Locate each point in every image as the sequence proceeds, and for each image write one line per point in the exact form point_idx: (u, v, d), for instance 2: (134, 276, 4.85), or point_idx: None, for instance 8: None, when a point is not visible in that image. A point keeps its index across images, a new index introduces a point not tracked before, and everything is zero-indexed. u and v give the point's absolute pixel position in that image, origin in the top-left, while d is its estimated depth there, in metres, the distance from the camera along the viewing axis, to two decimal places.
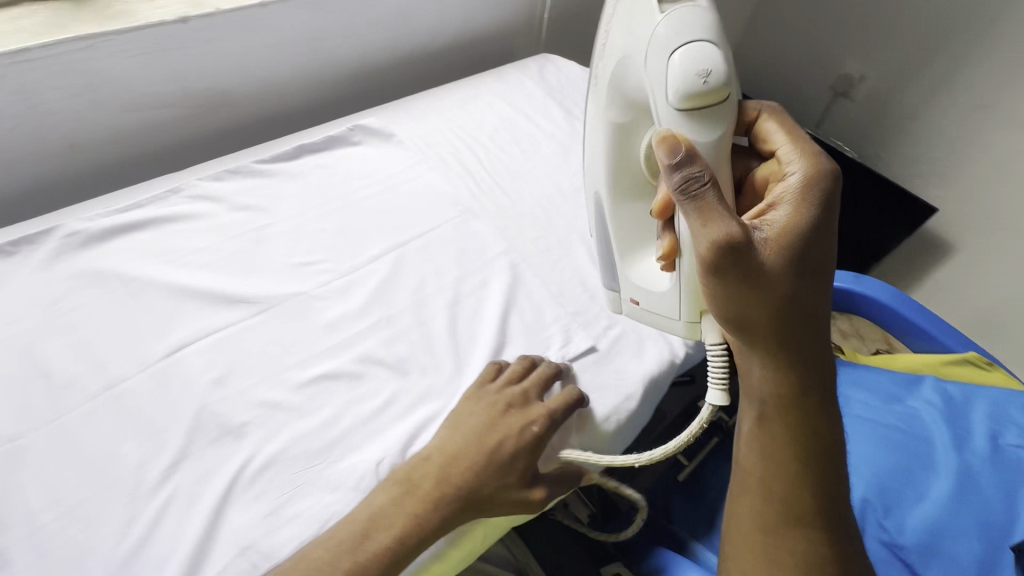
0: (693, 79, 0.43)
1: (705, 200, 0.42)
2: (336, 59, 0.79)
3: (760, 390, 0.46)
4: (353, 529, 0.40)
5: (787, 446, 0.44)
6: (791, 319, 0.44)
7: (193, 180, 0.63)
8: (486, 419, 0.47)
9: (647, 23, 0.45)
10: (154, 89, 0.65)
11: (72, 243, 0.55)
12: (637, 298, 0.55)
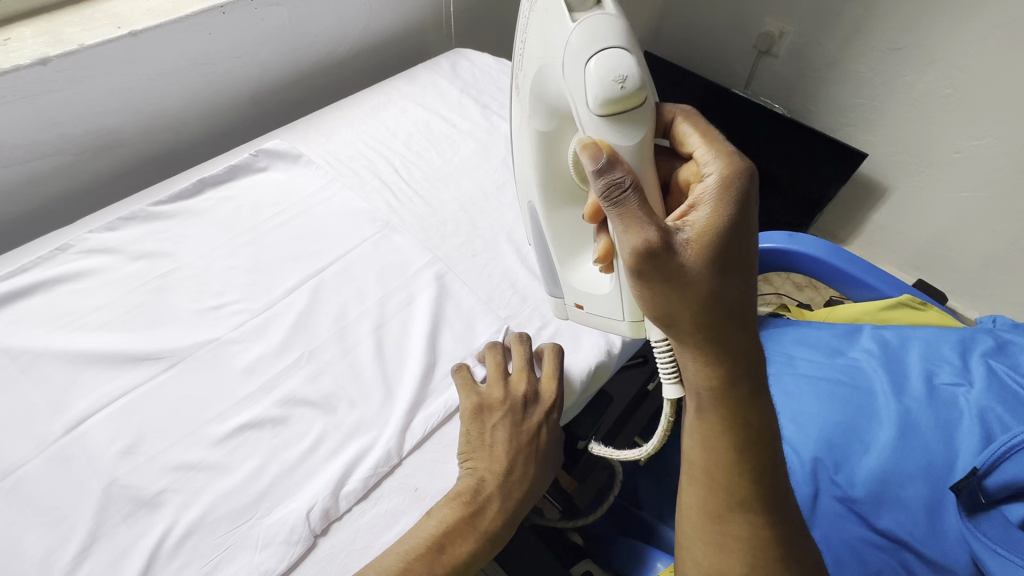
0: (610, 87, 0.41)
1: (630, 207, 0.41)
2: (232, 82, 0.75)
3: (697, 390, 0.45)
4: (429, 544, 0.41)
5: (725, 446, 0.44)
6: (719, 321, 0.43)
7: (84, 232, 0.58)
8: (509, 424, 0.47)
9: (561, 32, 0.43)
10: (24, 140, 0.60)
11: None
12: (580, 303, 0.54)
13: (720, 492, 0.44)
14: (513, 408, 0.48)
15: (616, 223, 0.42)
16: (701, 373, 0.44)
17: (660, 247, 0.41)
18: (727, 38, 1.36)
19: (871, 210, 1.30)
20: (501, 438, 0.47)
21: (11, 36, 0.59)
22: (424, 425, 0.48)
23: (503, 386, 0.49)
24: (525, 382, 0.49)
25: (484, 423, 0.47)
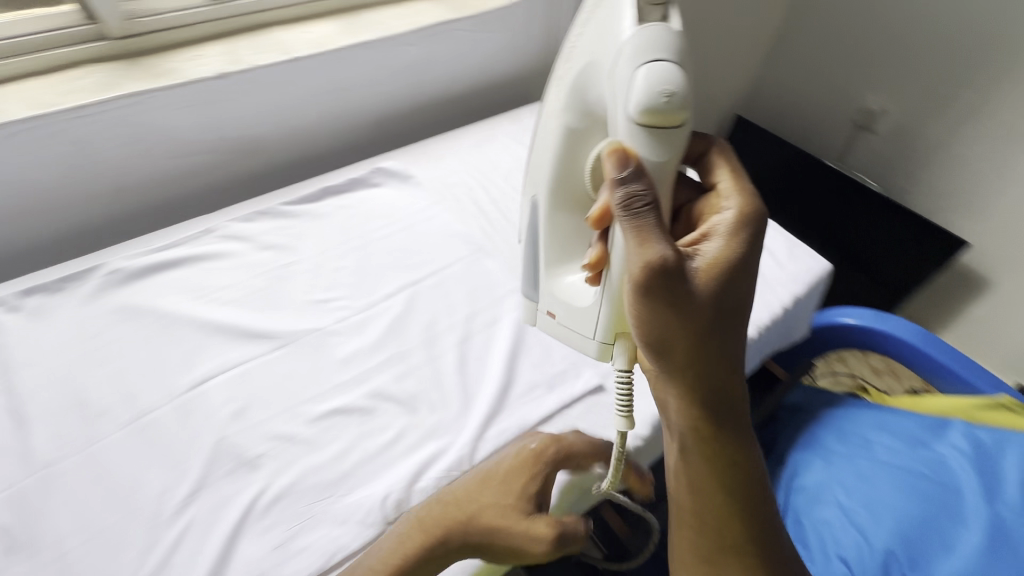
0: (654, 97, 0.38)
1: (647, 224, 0.40)
2: (362, 107, 0.84)
3: (689, 425, 0.45)
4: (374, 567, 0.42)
5: (713, 483, 0.45)
6: (718, 357, 0.43)
7: (226, 221, 0.68)
8: (498, 501, 0.45)
9: (620, 27, 0.41)
10: (193, 137, 0.71)
11: (114, 279, 0.60)
12: (552, 312, 0.52)
13: (708, 533, 0.44)
14: (523, 461, 0.48)
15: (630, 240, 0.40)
16: (694, 408, 0.44)
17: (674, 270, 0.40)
18: (824, 111, 1.36)
19: (970, 302, 1.22)
20: (494, 482, 0.46)
21: (202, 52, 0.71)
22: (496, 438, 0.51)
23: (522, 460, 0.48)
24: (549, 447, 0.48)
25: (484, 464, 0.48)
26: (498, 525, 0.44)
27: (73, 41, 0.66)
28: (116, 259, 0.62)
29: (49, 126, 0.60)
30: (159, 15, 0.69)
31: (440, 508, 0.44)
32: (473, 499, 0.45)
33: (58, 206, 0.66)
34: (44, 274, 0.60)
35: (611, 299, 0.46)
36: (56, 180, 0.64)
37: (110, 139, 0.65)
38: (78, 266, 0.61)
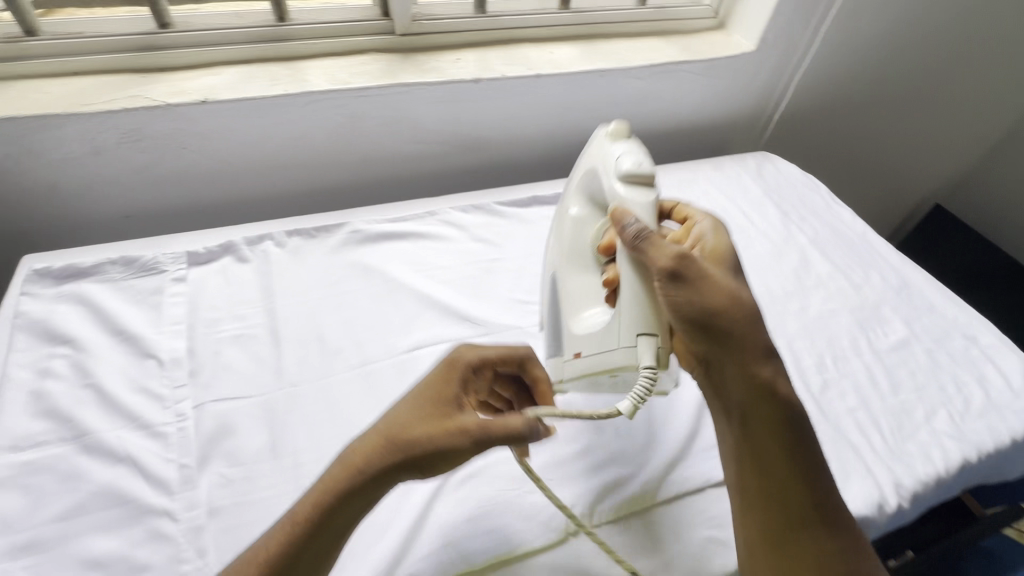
0: (632, 163, 0.52)
1: (637, 232, 0.47)
2: (576, 128, 0.89)
3: (734, 396, 0.44)
4: (315, 503, 0.38)
5: (767, 446, 0.43)
6: (738, 313, 0.44)
7: (448, 207, 0.75)
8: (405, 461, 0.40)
9: (601, 143, 0.58)
10: (434, 128, 0.79)
11: (354, 239, 0.69)
12: (581, 352, 0.50)
13: (777, 507, 0.42)
14: (445, 372, 0.44)
15: (635, 249, 0.46)
16: (735, 373, 0.44)
17: (669, 260, 0.45)
18: None
19: None
20: (425, 393, 0.43)
21: (460, 56, 0.80)
22: (679, 484, 0.50)
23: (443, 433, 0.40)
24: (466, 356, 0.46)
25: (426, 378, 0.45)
26: (422, 434, 0.40)
27: (369, 32, 0.77)
28: (360, 221, 0.71)
29: (339, 99, 0.71)
30: (437, 20, 0.79)
31: (368, 436, 0.40)
32: (402, 414, 0.41)
33: (318, 165, 0.78)
34: (304, 220, 0.70)
35: (632, 306, 0.46)
36: (326, 143, 0.75)
37: (375, 117, 0.75)
38: (330, 219, 0.71)
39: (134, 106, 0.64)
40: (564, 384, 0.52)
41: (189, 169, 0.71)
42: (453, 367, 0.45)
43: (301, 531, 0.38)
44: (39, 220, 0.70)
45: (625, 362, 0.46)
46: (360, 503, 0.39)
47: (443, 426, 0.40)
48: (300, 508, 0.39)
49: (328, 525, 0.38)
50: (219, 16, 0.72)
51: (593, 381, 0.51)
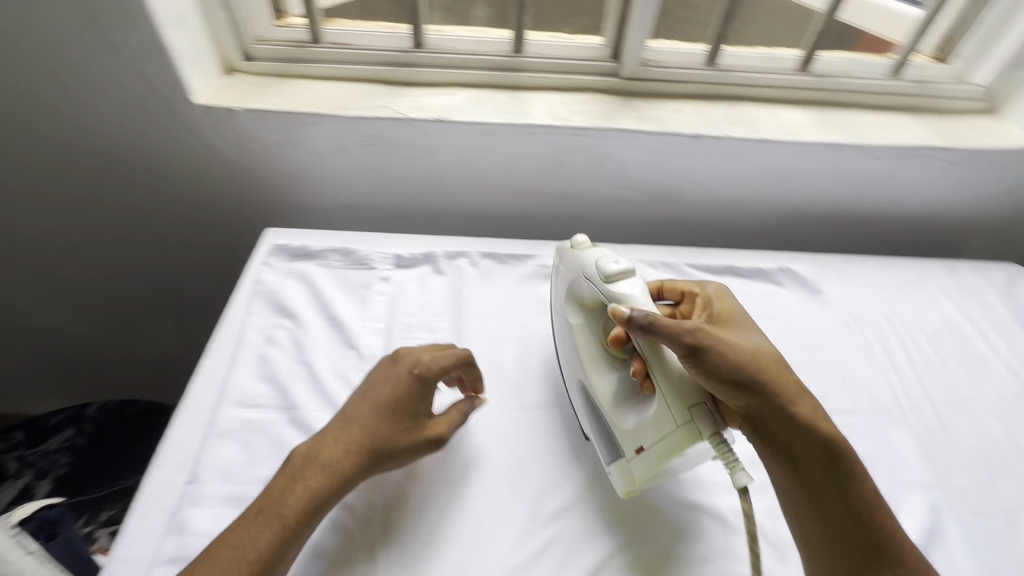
0: (607, 263, 0.53)
1: (643, 317, 0.47)
2: (785, 198, 0.82)
3: (780, 443, 0.47)
4: (297, 503, 0.44)
5: (816, 485, 0.47)
6: (762, 360, 0.49)
7: (636, 259, 0.73)
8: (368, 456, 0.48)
9: (570, 254, 0.59)
10: (637, 176, 0.78)
11: (541, 273, 0.70)
12: (643, 445, 0.48)
13: (832, 545, 0.45)
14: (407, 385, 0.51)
15: (643, 330, 0.47)
16: (771, 417, 0.47)
17: (684, 332, 0.46)
18: None
19: None
20: (393, 404, 0.50)
21: (681, 107, 0.77)
22: None
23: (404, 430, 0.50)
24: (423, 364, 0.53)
25: (368, 387, 0.52)
26: (382, 436, 0.49)
27: (593, 71, 0.78)
28: (549, 256, 0.72)
29: (556, 134, 0.73)
30: (663, 67, 0.77)
31: (332, 442, 0.48)
32: (368, 425, 0.49)
33: (518, 192, 0.80)
34: (499, 243, 0.72)
35: (669, 389, 0.47)
36: (531, 173, 0.77)
37: (584, 157, 0.76)
38: (521, 248, 0.72)
39: (381, 116, 0.70)
40: (634, 484, 0.49)
41: (408, 176, 0.77)
42: (417, 381, 0.52)
43: (285, 527, 0.43)
44: (280, 199, 0.80)
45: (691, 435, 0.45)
46: (336, 493, 0.46)
47: (400, 428, 0.50)
48: (279, 508, 0.44)
49: (306, 521, 0.44)
50: (460, 41, 0.77)
51: (660, 473, 0.49)
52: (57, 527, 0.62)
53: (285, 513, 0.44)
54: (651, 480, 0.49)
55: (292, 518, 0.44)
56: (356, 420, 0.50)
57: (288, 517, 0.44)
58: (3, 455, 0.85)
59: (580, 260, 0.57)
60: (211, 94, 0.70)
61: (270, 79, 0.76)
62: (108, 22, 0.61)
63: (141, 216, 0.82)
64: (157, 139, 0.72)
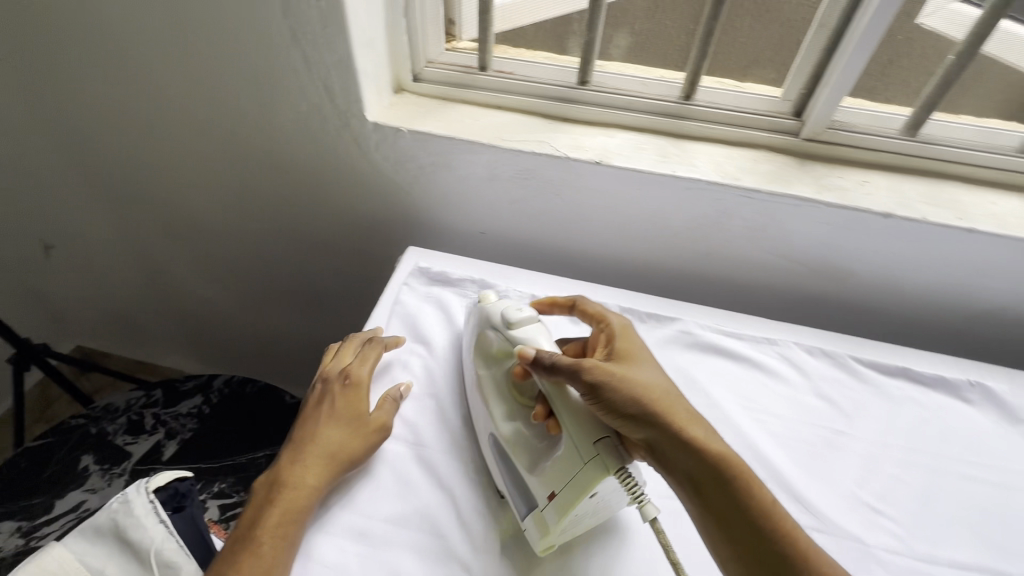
0: (513, 311, 0.55)
1: (549, 358, 0.49)
2: (978, 295, 0.70)
3: (678, 469, 0.46)
4: (283, 518, 0.45)
5: (720, 504, 0.44)
6: (653, 389, 0.48)
7: (792, 341, 0.65)
8: (341, 460, 0.49)
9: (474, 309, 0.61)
10: (802, 248, 0.70)
11: (683, 339, 0.65)
12: (554, 490, 0.45)
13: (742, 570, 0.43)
14: (356, 385, 0.55)
15: (548, 370, 0.49)
16: (668, 445, 0.46)
17: (580, 369, 0.48)
18: None
19: None
20: (346, 406, 0.53)
21: (868, 179, 0.68)
22: None
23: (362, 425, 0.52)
24: (365, 371, 0.57)
25: (315, 398, 0.55)
26: (350, 437, 0.51)
27: (768, 128, 0.72)
28: (693, 322, 0.67)
29: (721, 193, 0.67)
30: (855, 132, 0.69)
31: (306, 458, 0.49)
32: (326, 430, 0.51)
33: (662, 244, 0.76)
34: (639, 299, 0.69)
35: (573, 427, 0.46)
36: (680, 228, 0.73)
37: (745, 221, 0.70)
38: (663, 309, 0.68)
39: (539, 151, 0.69)
40: (551, 537, 0.46)
41: (550, 213, 0.76)
42: (353, 384, 0.55)
43: (269, 543, 0.44)
44: (420, 217, 0.82)
45: (598, 471, 0.43)
46: (313, 495, 0.47)
47: (363, 427, 0.52)
48: (268, 531, 0.44)
49: (289, 532, 0.45)
50: (627, 80, 0.74)
51: (574, 522, 0.46)
52: (184, 501, 0.65)
53: (273, 531, 0.44)
54: (566, 529, 0.47)
55: (277, 534, 0.44)
56: (313, 429, 0.52)
57: (272, 533, 0.44)
58: (144, 410, 0.94)
59: (488, 311, 0.58)
60: (380, 112, 0.73)
61: (435, 101, 0.78)
62: (309, 40, 0.65)
63: (294, 213, 0.87)
64: (324, 147, 0.76)
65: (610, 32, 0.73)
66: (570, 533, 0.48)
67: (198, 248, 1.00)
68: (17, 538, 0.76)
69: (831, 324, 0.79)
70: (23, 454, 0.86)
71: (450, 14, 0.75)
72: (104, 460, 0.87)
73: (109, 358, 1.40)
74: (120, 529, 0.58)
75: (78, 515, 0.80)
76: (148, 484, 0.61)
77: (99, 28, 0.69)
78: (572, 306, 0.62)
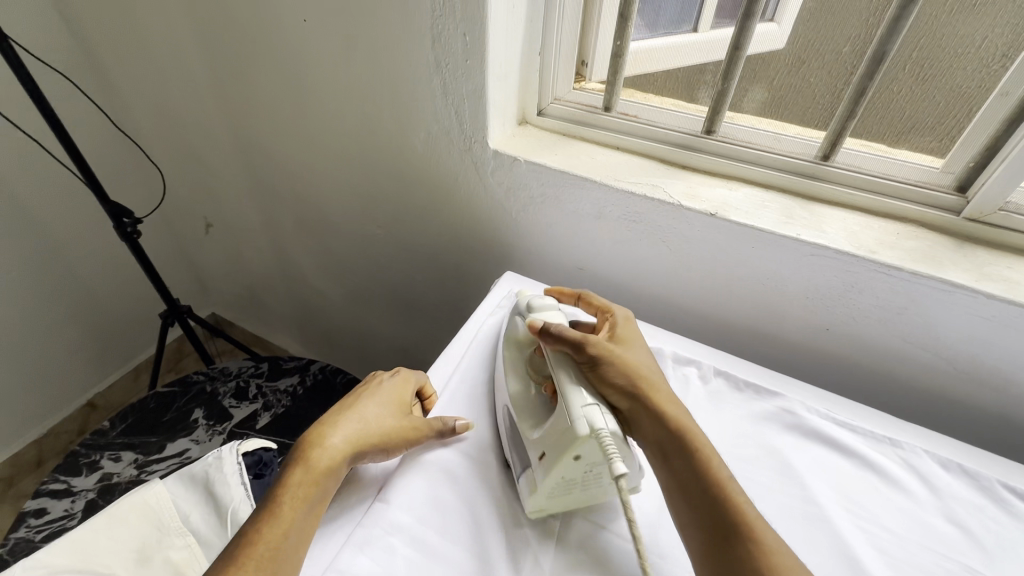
0: (534, 304, 0.59)
1: (557, 327, 0.53)
2: None
3: (648, 436, 0.49)
4: (307, 471, 0.48)
5: (683, 471, 0.46)
6: (636, 364, 0.52)
7: (920, 447, 0.56)
8: (375, 435, 0.52)
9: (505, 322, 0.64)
10: (945, 341, 0.61)
11: (782, 419, 0.59)
12: (543, 452, 0.47)
13: (693, 525, 0.44)
14: (403, 381, 0.60)
15: (552, 338, 0.53)
16: (641, 412, 0.49)
17: (583, 339, 0.51)
18: None
19: None
20: (387, 390, 0.58)
21: None
22: None
23: (399, 411, 0.55)
24: (415, 373, 0.62)
25: (366, 385, 0.61)
26: (388, 416, 0.54)
27: (919, 201, 0.64)
28: (799, 402, 0.60)
29: (853, 265, 0.60)
30: None
31: (343, 425, 0.53)
32: (371, 405, 0.56)
33: (771, 311, 0.70)
34: (736, 364, 0.65)
35: (562, 399, 0.48)
36: (794, 296, 0.67)
37: (877, 299, 0.62)
38: (766, 381, 0.63)
39: (652, 195, 0.68)
40: (539, 498, 0.48)
41: (653, 259, 0.74)
42: (400, 378, 0.61)
43: (290, 490, 0.46)
44: (521, 245, 0.84)
45: (580, 432, 0.44)
46: (336, 453, 0.50)
47: (400, 412, 0.55)
48: (294, 481, 0.47)
49: (312, 485, 0.47)
50: (758, 134, 0.71)
51: (561, 488, 0.47)
52: (263, 470, 0.70)
53: (297, 481, 0.47)
54: (552, 493, 0.48)
55: (301, 483, 0.47)
56: (353, 402, 0.57)
57: (296, 482, 0.47)
58: (251, 378, 1.04)
59: (519, 301, 0.62)
60: (502, 140, 0.76)
61: (555, 136, 0.80)
62: (451, 69, 0.70)
63: (408, 225, 0.94)
64: (445, 168, 0.81)
65: (743, 84, 0.70)
66: (559, 502, 0.49)
67: (323, 243, 1.11)
68: (132, 469, 0.90)
69: (972, 440, 0.67)
70: (153, 397, 0.99)
71: (583, 57, 0.77)
72: (211, 416, 0.98)
73: (232, 328, 1.58)
74: (209, 482, 0.65)
75: (181, 460, 0.91)
76: (239, 446, 0.68)
77: (286, 48, 0.81)
78: (578, 298, 0.65)
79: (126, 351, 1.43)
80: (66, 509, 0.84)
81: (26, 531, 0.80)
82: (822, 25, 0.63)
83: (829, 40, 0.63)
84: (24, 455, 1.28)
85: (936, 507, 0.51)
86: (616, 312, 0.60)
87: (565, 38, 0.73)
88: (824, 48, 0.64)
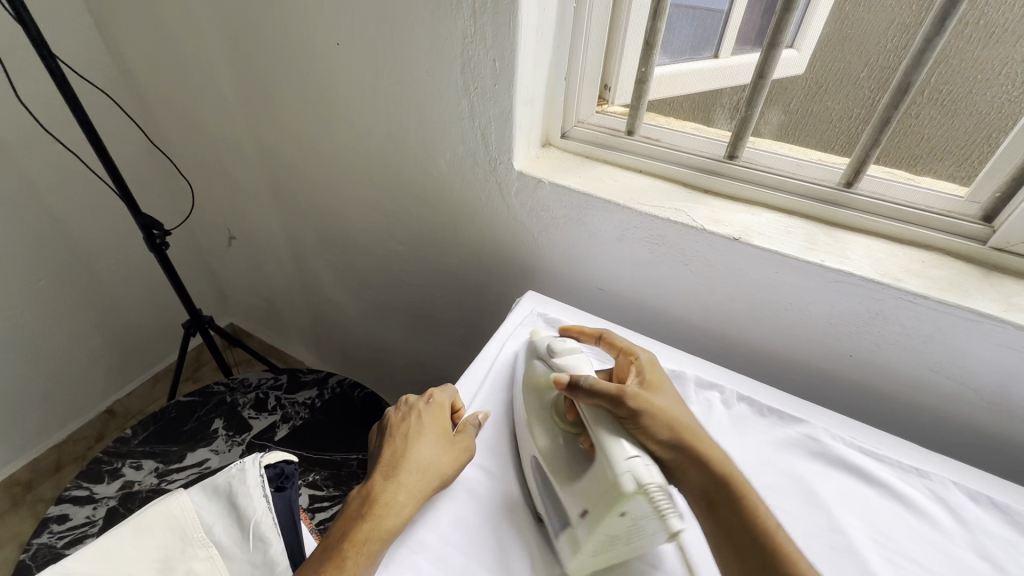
0: (554, 348, 0.59)
1: (587, 380, 0.52)
2: None
3: (694, 487, 0.48)
4: (370, 539, 0.46)
5: (733, 524, 0.46)
6: (676, 414, 0.51)
7: (949, 478, 0.55)
8: (430, 480, 0.51)
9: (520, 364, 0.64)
10: (971, 370, 0.60)
11: (807, 446, 0.59)
12: (586, 508, 0.45)
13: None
14: (440, 409, 0.58)
15: (585, 393, 0.51)
16: (686, 464, 0.49)
17: (618, 392, 0.50)
18: None
19: None
20: (434, 424, 0.56)
21: None
22: None
23: (447, 444, 0.54)
24: (446, 396, 0.60)
25: (400, 416, 0.58)
26: (439, 455, 0.52)
27: (945, 229, 0.64)
28: (824, 429, 0.60)
29: (879, 292, 0.60)
30: None
31: (394, 475, 0.51)
32: (417, 445, 0.53)
33: (794, 336, 0.70)
34: (759, 390, 0.65)
35: (602, 454, 0.46)
36: (817, 321, 0.67)
37: (903, 327, 0.62)
38: (789, 407, 0.62)
39: (676, 219, 0.68)
40: (582, 557, 0.46)
41: (675, 281, 0.74)
42: (436, 406, 0.58)
43: (358, 563, 0.45)
44: (542, 264, 0.85)
45: (626, 488, 0.43)
46: (404, 511, 0.48)
47: (449, 446, 0.54)
48: (357, 550, 0.45)
49: (379, 551, 0.46)
50: (780, 160, 0.72)
51: (606, 545, 0.45)
52: (285, 482, 0.70)
53: (363, 552, 0.45)
54: (597, 552, 0.46)
55: (370, 554, 0.45)
56: (403, 443, 0.54)
57: (363, 552, 0.45)
58: (270, 390, 1.05)
59: (537, 343, 0.63)
60: (527, 162, 0.78)
61: (578, 158, 0.82)
62: (478, 93, 0.72)
63: (430, 242, 0.96)
64: (469, 187, 0.83)
65: (764, 107, 0.71)
66: (603, 559, 0.47)
67: (343, 257, 1.12)
68: (153, 477, 0.91)
69: (1000, 472, 0.66)
70: (174, 406, 1.00)
71: (607, 81, 0.78)
72: (230, 427, 0.99)
73: (249, 338, 1.60)
74: (232, 494, 0.65)
75: (200, 470, 0.92)
76: (260, 459, 0.68)
77: (318, 68, 0.84)
78: (599, 337, 0.65)
79: (147, 359, 1.45)
80: (88, 516, 0.85)
81: (49, 537, 0.82)
82: (844, 50, 0.64)
83: (853, 66, 0.64)
84: (44, 460, 1.30)
85: (967, 541, 0.51)
86: (638, 357, 0.60)
87: (589, 65, 0.75)
88: (847, 73, 0.65)
